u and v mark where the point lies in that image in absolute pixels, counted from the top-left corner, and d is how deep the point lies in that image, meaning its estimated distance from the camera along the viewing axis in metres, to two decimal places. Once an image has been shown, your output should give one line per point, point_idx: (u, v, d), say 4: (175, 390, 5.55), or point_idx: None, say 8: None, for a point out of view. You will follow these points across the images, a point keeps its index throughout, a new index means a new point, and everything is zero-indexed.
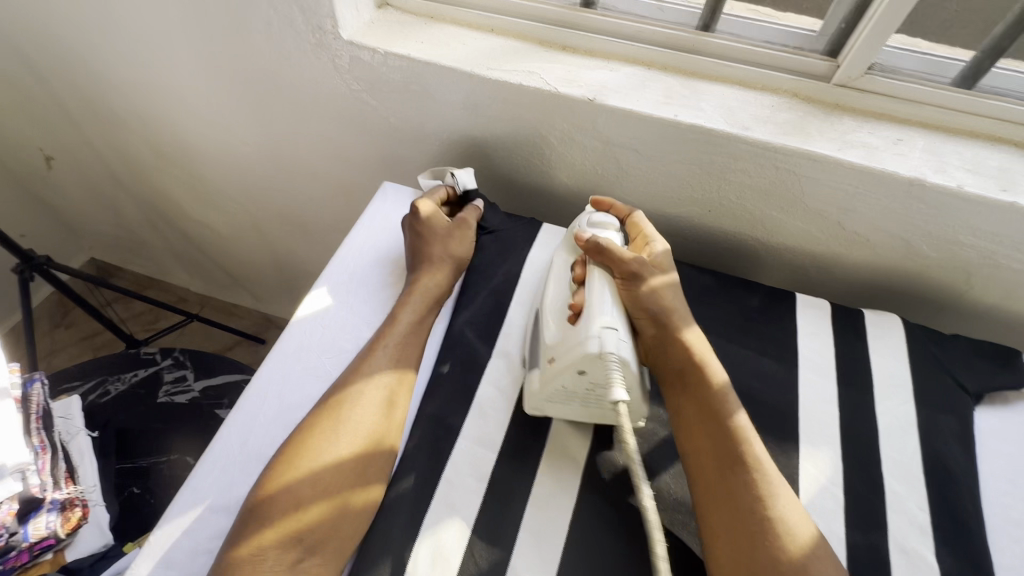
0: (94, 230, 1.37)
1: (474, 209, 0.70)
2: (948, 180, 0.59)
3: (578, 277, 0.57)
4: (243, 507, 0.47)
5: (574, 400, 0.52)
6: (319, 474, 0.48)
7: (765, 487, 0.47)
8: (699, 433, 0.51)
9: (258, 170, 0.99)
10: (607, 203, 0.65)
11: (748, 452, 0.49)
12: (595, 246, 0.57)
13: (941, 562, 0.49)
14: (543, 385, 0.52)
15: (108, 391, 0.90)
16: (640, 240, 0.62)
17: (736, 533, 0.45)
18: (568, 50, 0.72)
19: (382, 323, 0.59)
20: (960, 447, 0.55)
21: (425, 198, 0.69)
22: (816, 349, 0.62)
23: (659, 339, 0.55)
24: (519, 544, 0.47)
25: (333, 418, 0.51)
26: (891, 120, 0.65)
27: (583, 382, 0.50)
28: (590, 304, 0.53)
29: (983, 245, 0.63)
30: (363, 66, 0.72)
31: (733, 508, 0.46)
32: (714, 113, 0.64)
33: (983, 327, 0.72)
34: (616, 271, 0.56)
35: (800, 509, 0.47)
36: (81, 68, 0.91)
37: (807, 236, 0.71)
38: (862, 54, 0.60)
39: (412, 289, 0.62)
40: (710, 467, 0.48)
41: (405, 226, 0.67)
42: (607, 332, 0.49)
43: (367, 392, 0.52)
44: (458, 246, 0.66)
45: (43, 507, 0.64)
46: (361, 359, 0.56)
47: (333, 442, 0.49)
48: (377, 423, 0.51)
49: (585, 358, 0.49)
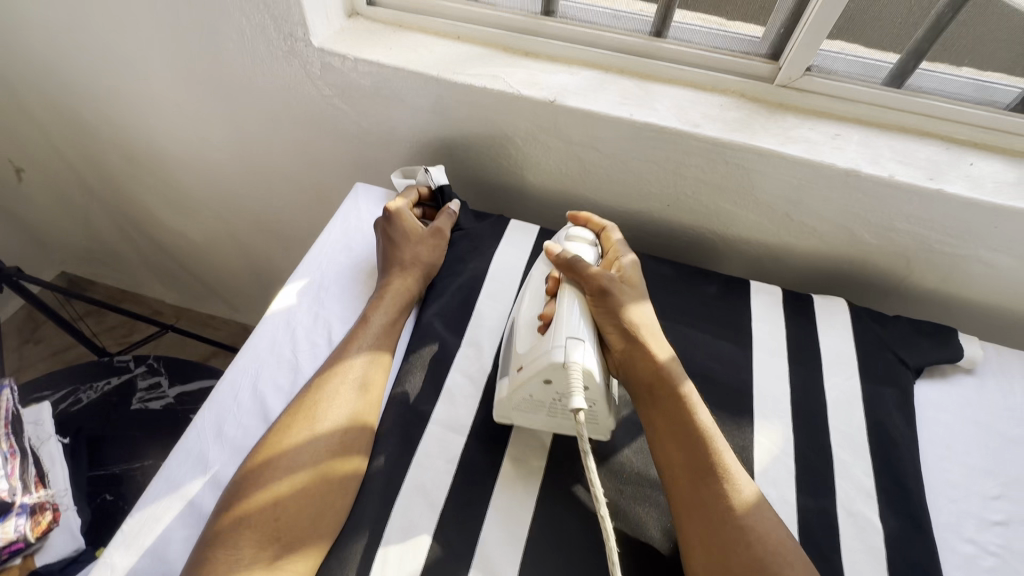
0: (65, 242, 1.36)
1: (448, 214, 0.72)
2: (880, 170, 0.63)
3: (550, 290, 0.58)
4: (218, 509, 0.48)
5: (541, 409, 0.53)
6: (298, 456, 0.50)
7: (735, 494, 0.48)
8: (671, 446, 0.51)
9: (233, 177, 1.00)
10: (585, 218, 0.68)
11: (720, 462, 0.50)
12: (567, 261, 0.58)
13: (884, 522, 0.52)
14: (512, 393, 0.52)
15: (79, 400, 0.90)
16: (611, 254, 0.64)
17: (711, 539, 0.46)
18: (531, 56, 0.76)
19: (354, 325, 0.61)
20: (902, 417, 0.59)
21: (398, 198, 0.71)
22: (768, 331, 0.66)
23: (628, 354, 0.55)
24: (488, 520, 0.49)
25: (307, 418, 0.52)
26: (829, 118, 0.70)
27: (549, 391, 0.51)
28: (560, 316, 0.53)
29: (917, 231, 0.67)
30: (334, 72, 0.75)
31: (707, 520, 0.47)
32: (667, 112, 0.68)
33: (925, 310, 0.77)
34: (587, 287, 0.57)
35: (751, 482, 0.50)
36: (52, 78, 0.92)
37: (759, 227, 0.75)
38: (799, 56, 0.65)
39: (383, 291, 0.63)
40: (684, 481, 0.49)
41: (378, 231, 0.69)
42: (573, 342, 0.50)
43: (341, 392, 0.54)
44: (428, 253, 0.68)
45: (12, 510, 0.63)
46: (334, 360, 0.57)
47: (308, 441, 0.51)
48: (355, 409, 0.53)
49: (550, 366, 0.50)
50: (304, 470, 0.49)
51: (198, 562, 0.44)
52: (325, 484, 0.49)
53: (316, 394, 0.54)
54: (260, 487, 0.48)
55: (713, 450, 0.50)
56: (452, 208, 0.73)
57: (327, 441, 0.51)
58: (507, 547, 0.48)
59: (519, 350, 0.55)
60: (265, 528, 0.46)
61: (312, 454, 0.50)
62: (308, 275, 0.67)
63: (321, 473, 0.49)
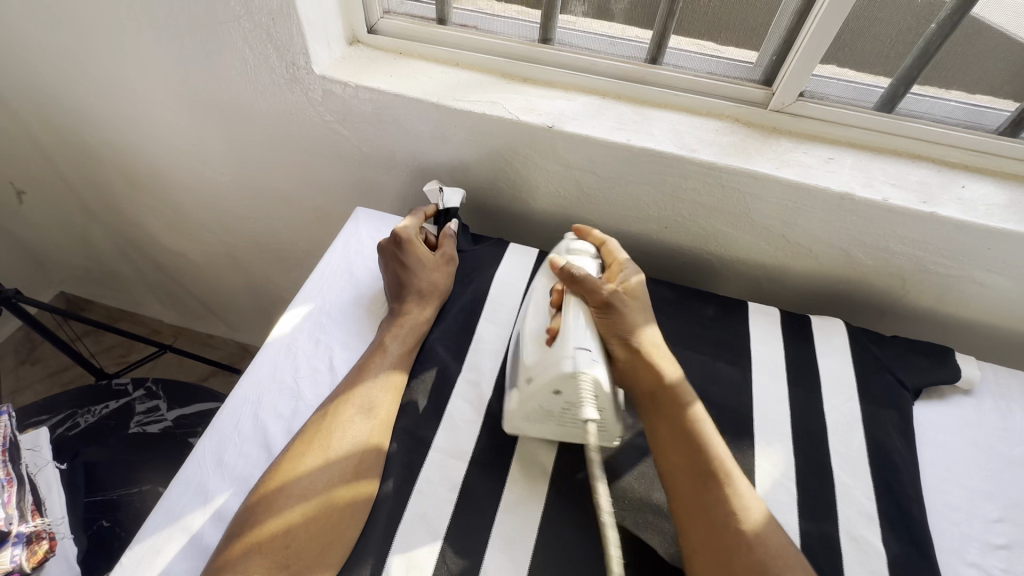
0: (65, 263, 1.36)
1: (449, 236, 0.72)
2: (874, 194, 0.64)
3: (555, 302, 0.58)
4: (228, 533, 0.47)
5: (551, 420, 0.54)
6: (311, 480, 0.50)
7: (737, 499, 0.49)
8: (675, 453, 0.52)
9: (234, 199, 1.01)
10: (588, 231, 0.69)
11: (720, 467, 0.51)
12: (570, 275, 0.58)
13: (887, 546, 0.52)
14: (522, 404, 0.53)
15: (77, 424, 0.89)
16: (615, 266, 0.64)
17: (712, 547, 0.46)
18: (529, 82, 0.77)
19: (369, 348, 0.61)
20: (901, 438, 0.59)
21: (408, 219, 0.71)
22: (767, 352, 0.66)
23: (632, 364, 0.56)
24: (489, 549, 0.49)
25: (322, 442, 0.52)
26: (822, 141, 0.71)
27: (558, 402, 0.52)
28: (565, 326, 0.54)
29: (911, 252, 0.68)
30: (336, 98, 0.76)
31: (707, 522, 0.48)
32: (664, 137, 0.69)
33: (923, 328, 0.78)
34: (591, 300, 0.57)
35: (755, 495, 0.51)
36: (55, 103, 0.93)
37: (755, 248, 0.76)
38: (792, 83, 0.67)
39: (397, 315, 0.64)
40: (686, 486, 0.50)
41: (387, 253, 0.68)
42: (581, 352, 0.51)
43: (356, 417, 0.54)
44: (440, 278, 0.68)
45: (9, 540, 0.62)
46: (350, 382, 0.57)
47: (321, 466, 0.51)
48: (369, 433, 0.54)
49: (560, 376, 0.51)
50: (315, 497, 0.49)
51: None
52: (336, 512, 0.48)
53: (330, 417, 0.54)
54: (271, 513, 0.47)
55: (713, 455, 0.52)
56: (452, 228, 0.73)
57: (340, 466, 0.51)
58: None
59: (524, 361, 0.55)
60: (275, 556, 0.45)
61: (325, 480, 0.50)
62: (309, 301, 0.67)
63: (332, 500, 0.49)
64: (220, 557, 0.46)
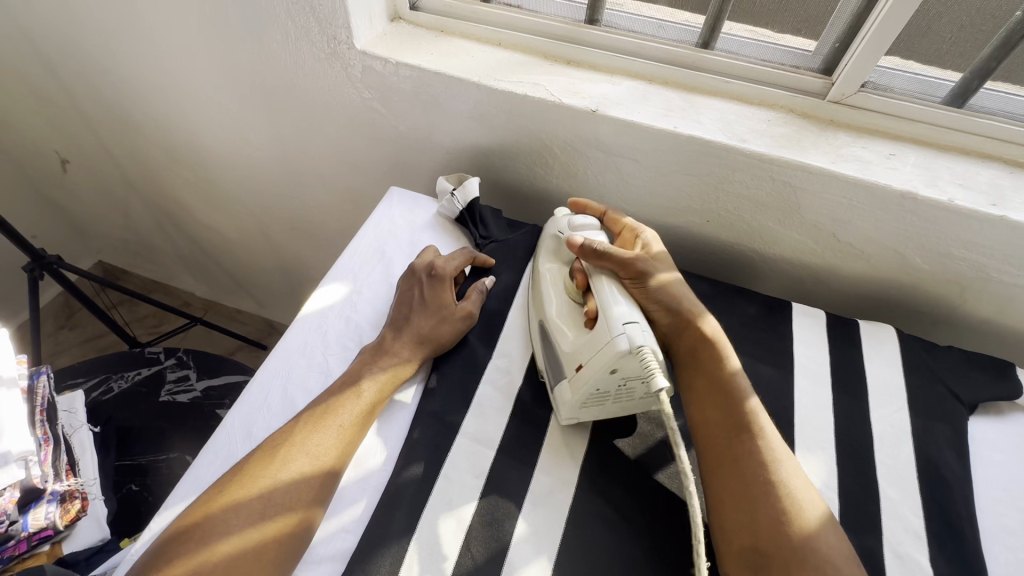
0: (105, 233, 1.40)
1: (479, 291, 0.64)
2: (938, 194, 0.60)
3: (580, 282, 0.59)
4: (155, 546, 0.44)
5: (606, 399, 0.52)
6: (236, 518, 0.44)
7: (770, 454, 0.48)
8: (709, 406, 0.52)
9: (268, 174, 1.01)
10: (584, 204, 0.69)
11: (754, 420, 0.50)
12: (594, 250, 0.58)
13: (936, 567, 0.48)
14: (576, 391, 0.51)
15: (111, 389, 0.91)
16: (628, 233, 0.65)
17: (740, 497, 0.46)
18: (572, 64, 0.75)
19: (354, 367, 0.56)
20: (955, 454, 0.56)
21: (450, 260, 0.66)
22: (811, 355, 0.63)
23: (673, 326, 0.58)
24: (516, 536, 0.48)
25: (265, 470, 0.47)
26: (883, 136, 0.67)
27: (616, 380, 0.50)
28: (605, 301, 0.53)
29: (974, 258, 0.64)
30: (375, 75, 0.75)
31: (736, 473, 0.47)
32: (713, 126, 0.66)
33: (979, 340, 0.73)
34: (623, 272, 0.58)
35: (810, 487, 0.47)
36: (99, 73, 0.95)
37: (802, 248, 0.72)
38: (854, 73, 0.63)
39: (385, 349, 0.58)
40: (718, 436, 0.50)
41: (412, 281, 0.64)
42: (632, 327, 0.50)
43: (308, 450, 0.49)
44: (445, 332, 0.60)
45: (43, 497, 0.63)
46: (319, 406, 0.52)
47: (257, 497, 0.45)
48: (318, 472, 0.48)
49: (617, 356, 0.49)
50: (234, 540, 0.43)
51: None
52: (252, 555, 0.42)
53: (278, 447, 0.49)
54: (183, 553, 0.42)
55: (748, 410, 0.51)
56: (483, 284, 0.65)
57: (271, 509, 0.45)
58: (535, 569, 0.46)
59: (564, 350, 0.54)
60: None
61: (251, 521, 0.44)
62: (342, 280, 0.67)
63: (255, 539, 0.43)
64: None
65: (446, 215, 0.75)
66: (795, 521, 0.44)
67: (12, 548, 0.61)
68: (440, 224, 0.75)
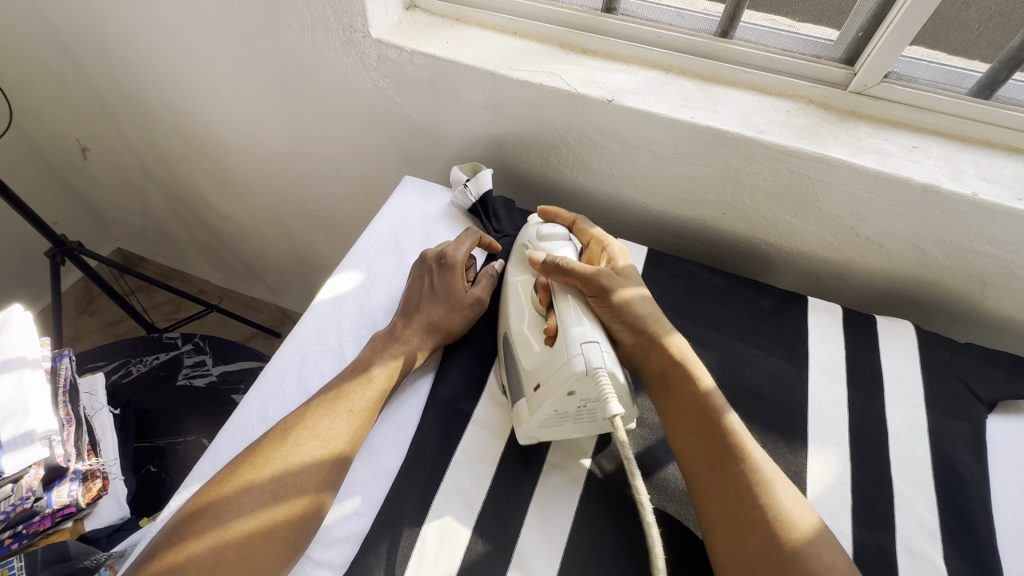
0: (123, 221, 1.43)
1: (491, 276, 0.64)
2: (962, 187, 0.59)
3: (544, 302, 0.57)
4: (170, 523, 0.45)
5: (566, 420, 0.51)
6: (249, 496, 0.45)
7: (756, 475, 0.46)
8: (685, 430, 0.51)
9: (283, 163, 1.02)
10: (553, 213, 0.67)
11: (734, 441, 0.49)
12: (559, 267, 0.57)
13: (949, 564, 0.48)
14: (534, 412, 0.51)
15: (130, 372, 0.93)
16: (595, 245, 0.64)
17: (732, 522, 0.45)
18: (588, 53, 0.74)
19: (365, 354, 0.57)
20: (971, 451, 0.55)
21: (456, 245, 0.65)
22: (826, 350, 0.62)
23: (639, 350, 0.56)
24: (526, 524, 0.48)
25: (277, 452, 0.48)
26: (906, 129, 0.66)
27: (574, 402, 0.50)
28: (567, 321, 0.53)
29: (996, 254, 0.63)
30: (390, 64, 0.75)
31: (725, 498, 0.46)
32: (730, 116, 0.65)
33: (1000, 337, 0.72)
34: (587, 289, 0.57)
35: (800, 497, 0.46)
36: (118, 61, 0.96)
37: (821, 242, 0.71)
38: (878, 63, 0.62)
39: (397, 337, 0.58)
40: (700, 461, 0.49)
41: (423, 268, 0.63)
42: (590, 347, 0.49)
43: (318, 435, 0.49)
44: (452, 319, 0.60)
45: (66, 475, 0.65)
46: (330, 392, 0.53)
47: (268, 480, 0.46)
48: (326, 458, 0.48)
49: (573, 377, 0.48)
50: (248, 516, 0.44)
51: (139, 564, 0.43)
52: (259, 536, 0.43)
53: (290, 428, 0.50)
54: (198, 528, 0.43)
55: (727, 430, 0.49)
56: (495, 268, 0.65)
57: (281, 492, 0.46)
58: (545, 556, 0.47)
59: (524, 367, 0.53)
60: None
61: (264, 499, 0.45)
62: (357, 267, 0.67)
63: (263, 521, 0.44)
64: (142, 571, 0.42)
65: (458, 206, 0.75)
66: (790, 537, 0.43)
67: (37, 524, 0.63)
68: (453, 214, 0.75)
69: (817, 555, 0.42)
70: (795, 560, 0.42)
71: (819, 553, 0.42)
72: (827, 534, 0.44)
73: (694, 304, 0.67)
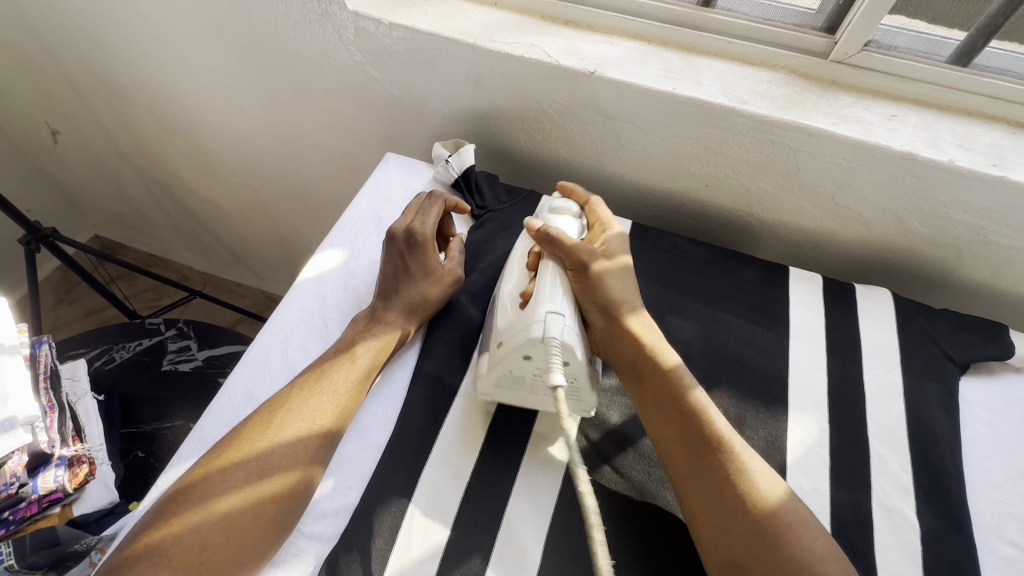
0: (100, 207, 1.39)
1: (459, 245, 0.64)
2: (939, 155, 0.60)
3: (532, 265, 0.57)
4: (151, 509, 0.45)
5: (522, 386, 0.52)
6: (231, 480, 0.45)
7: (732, 464, 0.47)
8: (661, 422, 0.51)
9: (262, 144, 1.00)
10: (570, 188, 0.66)
11: (713, 432, 0.49)
12: (547, 237, 0.57)
13: (921, 519, 0.50)
14: (491, 368, 0.52)
15: (113, 358, 0.92)
16: (598, 228, 0.62)
17: (713, 514, 0.45)
18: (570, 25, 0.73)
19: (349, 336, 0.56)
20: (945, 413, 0.57)
21: (422, 211, 0.63)
22: (806, 318, 0.64)
23: (608, 332, 0.55)
24: (513, 495, 0.49)
25: (260, 434, 0.48)
26: (886, 97, 0.66)
27: (529, 367, 0.50)
28: (540, 291, 0.53)
29: (972, 221, 0.64)
30: (368, 37, 0.73)
31: (705, 490, 0.46)
32: (712, 87, 0.65)
33: (975, 303, 0.74)
34: (569, 264, 0.56)
35: (771, 474, 0.48)
36: (85, 39, 0.92)
37: (800, 212, 0.72)
38: (858, 32, 0.62)
39: (380, 318, 0.57)
40: (677, 453, 0.49)
41: (393, 251, 0.61)
42: (552, 317, 0.50)
43: (301, 416, 0.49)
44: (433, 296, 0.60)
45: (51, 461, 0.64)
46: (313, 375, 0.52)
47: (251, 460, 0.46)
48: (309, 438, 0.48)
49: (528, 342, 0.49)
50: (230, 499, 0.44)
51: (122, 550, 0.43)
52: (243, 516, 0.43)
53: (275, 411, 0.49)
54: (181, 509, 0.43)
55: (705, 422, 0.50)
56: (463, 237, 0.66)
57: (264, 472, 0.45)
58: (533, 523, 0.48)
59: (497, 325, 0.54)
60: (166, 562, 0.41)
61: (246, 483, 0.45)
62: (340, 246, 0.67)
63: (246, 500, 0.44)
64: (124, 551, 0.42)
65: (441, 182, 0.74)
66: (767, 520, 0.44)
67: (24, 510, 0.62)
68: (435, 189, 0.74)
69: (794, 529, 0.43)
70: (771, 543, 0.43)
71: (796, 535, 0.43)
72: (797, 502, 0.46)
73: (677, 276, 0.68)
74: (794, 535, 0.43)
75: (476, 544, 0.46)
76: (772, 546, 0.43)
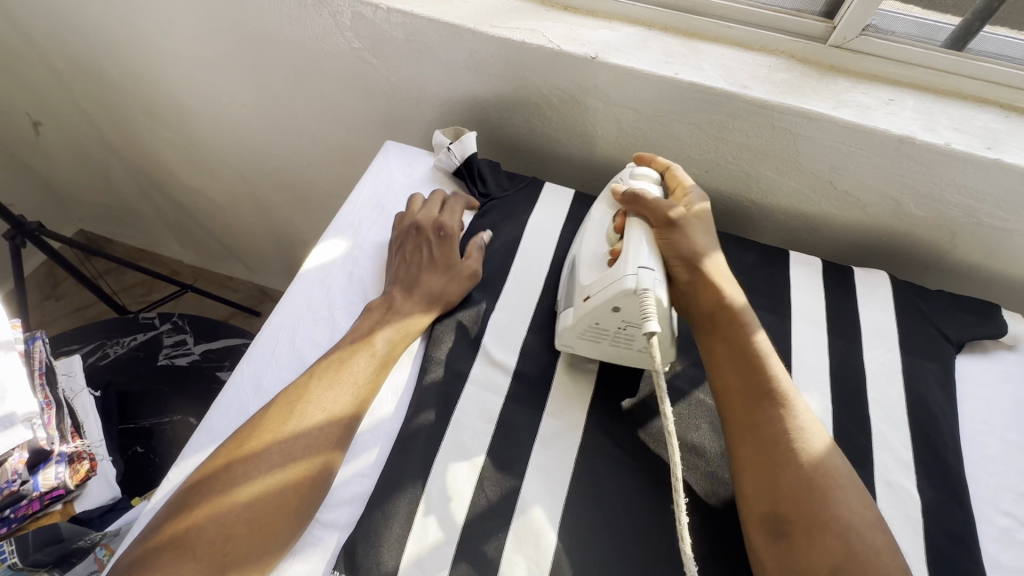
0: (85, 200, 1.36)
1: (479, 249, 0.64)
2: (936, 138, 0.61)
3: (618, 226, 0.57)
4: (172, 500, 0.45)
5: (604, 339, 0.53)
6: (253, 469, 0.45)
7: (793, 420, 0.48)
8: (729, 372, 0.51)
9: (255, 134, 0.98)
10: (650, 157, 0.65)
11: (777, 387, 0.49)
12: (631, 196, 0.57)
13: (921, 492, 0.51)
14: (577, 321, 0.53)
15: (107, 354, 0.91)
16: (679, 192, 0.61)
17: (762, 466, 0.46)
18: (570, 10, 0.73)
19: (364, 324, 0.56)
20: (942, 390, 0.58)
21: (449, 212, 0.66)
22: (806, 301, 0.65)
23: (693, 285, 0.56)
24: (527, 478, 0.49)
25: (281, 422, 0.47)
26: (884, 82, 0.67)
27: (616, 320, 0.51)
28: (630, 248, 0.52)
29: (967, 203, 0.65)
30: (366, 23, 0.72)
31: (761, 441, 0.47)
32: (713, 72, 0.66)
33: (967, 285, 0.75)
34: (655, 221, 0.56)
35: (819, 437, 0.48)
36: (69, 26, 0.90)
37: (800, 196, 0.73)
38: (857, 17, 0.62)
39: (394, 308, 0.57)
40: (739, 403, 0.50)
41: (421, 238, 0.62)
42: (643, 271, 0.49)
43: (321, 404, 0.49)
44: (448, 289, 0.60)
45: (51, 458, 0.64)
46: (332, 363, 0.52)
47: (273, 448, 0.46)
48: (330, 426, 0.48)
49: (620, 293, 0.49)
50: (253, 488, 0.44)
51: (145, 541, 0.42)
52: (267, 504, 0.43)
53: (295, 399, 0.49)
54: (203, 500, 0.43)
55: (771, 376, 0.50)
56: (482, 241, 0.65)
57: (286, 459, 0.45)
58: (547, 506, 0.48)
59: (581, 282, 0.54)
60: (190, 553, 0.40)
61: (269, 472, 0.45)
62: (343, 236, 0.66)
63: (269, 488, 0.44)
64: (147, 541, 0.42)
65: (442, 169, 0.73)
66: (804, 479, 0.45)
67: (26, 507, 0.62)
68: (437, 177, 0.73)
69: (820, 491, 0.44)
70: (816, 499, 0.44)
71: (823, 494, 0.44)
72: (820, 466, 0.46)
73: None
74: (836, 494, 0.44)
75: (493, 528, 0.47)
76: (816, 502, 0.43)
